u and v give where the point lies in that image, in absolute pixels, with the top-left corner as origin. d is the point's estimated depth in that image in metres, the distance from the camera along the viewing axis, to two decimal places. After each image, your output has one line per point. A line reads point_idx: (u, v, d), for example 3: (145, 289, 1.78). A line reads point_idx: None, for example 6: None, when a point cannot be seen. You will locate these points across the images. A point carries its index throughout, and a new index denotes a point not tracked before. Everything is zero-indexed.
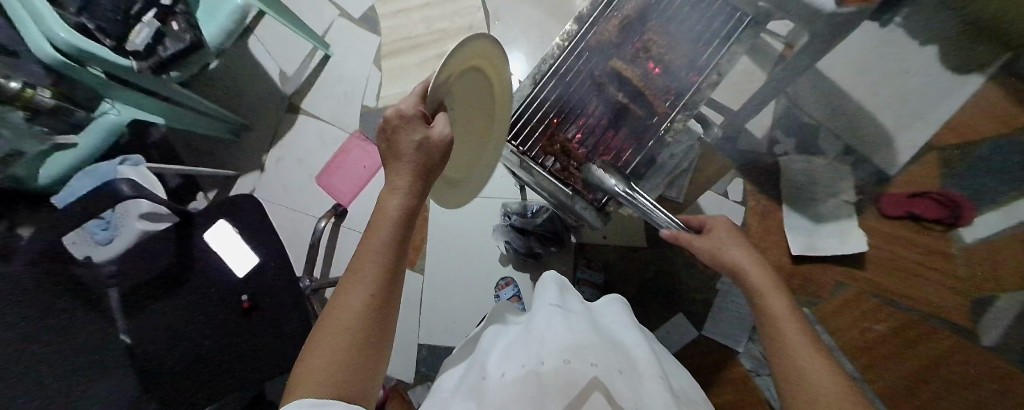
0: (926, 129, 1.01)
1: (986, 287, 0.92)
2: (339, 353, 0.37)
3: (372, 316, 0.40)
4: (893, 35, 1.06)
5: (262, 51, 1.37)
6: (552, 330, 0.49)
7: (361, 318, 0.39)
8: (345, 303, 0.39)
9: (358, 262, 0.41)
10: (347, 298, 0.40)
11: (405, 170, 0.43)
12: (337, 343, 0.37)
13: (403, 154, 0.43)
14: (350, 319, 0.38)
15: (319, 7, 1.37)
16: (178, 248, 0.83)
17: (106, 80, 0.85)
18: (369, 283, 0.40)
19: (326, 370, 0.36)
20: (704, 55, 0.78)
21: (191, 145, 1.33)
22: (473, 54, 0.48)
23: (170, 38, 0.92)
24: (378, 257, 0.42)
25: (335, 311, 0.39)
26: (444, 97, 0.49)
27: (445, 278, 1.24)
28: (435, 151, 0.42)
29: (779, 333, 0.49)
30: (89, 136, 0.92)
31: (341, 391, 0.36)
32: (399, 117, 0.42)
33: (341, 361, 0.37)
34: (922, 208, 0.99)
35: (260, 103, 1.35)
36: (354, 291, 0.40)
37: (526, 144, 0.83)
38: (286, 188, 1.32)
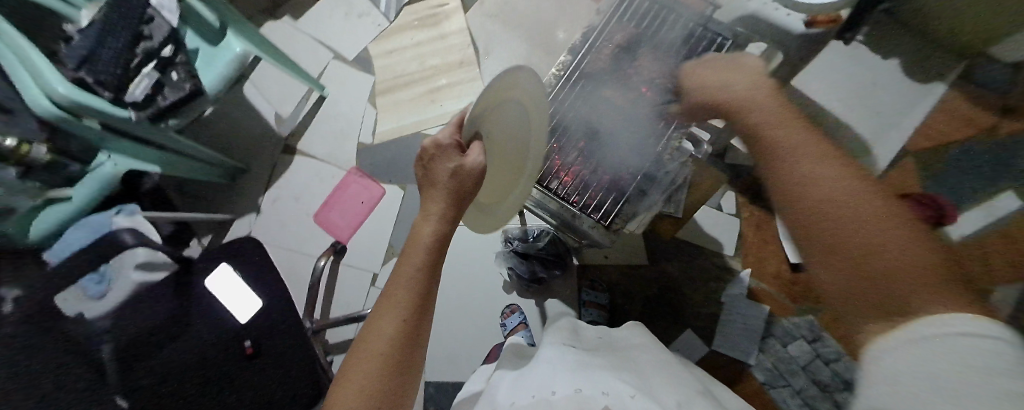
0: (901, 136, 1.15)
1: None
2: (373, 375, 0.40)
3: (403, 341, 0.41)
4: (858, 51, 1.21)
5: (258, 95, 1.39)
6: (561, 362, 0.50)
7: (394, 343, 0.41)
8: (381, 324, 0.42)
9: (392, 286, 0.44)
10: (380, 324, 0.42)
11: (439, 196, 0.46)
12: (368, 366, 0.40)
13: (438, 179, 0.46)
14: (387, 339, 0.41)
15: (312, 50, 1.40)
16: (176, 292, 0.83)
17: (103, 132, 0.87)
18: (400, 309, 0.42)
19: (361, 389, 0.39)
20: None
21: (184, 191, 1.33)
22: (507, 86, 0.53)
23: (170, 87, 0.94)
24: (409, 282, 0.44)
25: (369, 335, 0.42)
26: (478, 129, 0.55)
27: (449, 310, 1.22)
28: (467, 178, 0.45)
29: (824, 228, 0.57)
30: (83, 188, 0.93)
31: None
32: (436, 146, 0.47)
33: (375, 382, 0.39)
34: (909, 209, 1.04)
35: (258, 146, 1.36)
36: (386, 317, 0.42)
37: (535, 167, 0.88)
38: (283, 229, 1.30)
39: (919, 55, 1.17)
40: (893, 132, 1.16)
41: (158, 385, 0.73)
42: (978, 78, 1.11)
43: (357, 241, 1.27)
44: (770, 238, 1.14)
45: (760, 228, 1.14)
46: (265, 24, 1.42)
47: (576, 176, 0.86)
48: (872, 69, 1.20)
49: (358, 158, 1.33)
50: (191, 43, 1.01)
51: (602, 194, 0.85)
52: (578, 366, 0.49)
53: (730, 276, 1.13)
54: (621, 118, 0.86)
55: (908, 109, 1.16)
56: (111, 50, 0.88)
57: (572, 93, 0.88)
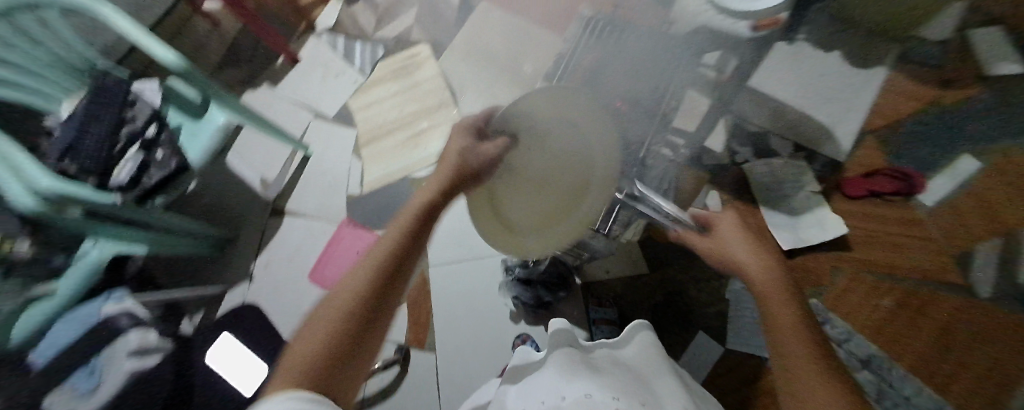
0: (858, 116, 1.22)
1: (966, 241, 1.04)
2: (337, 318, 0.44)
3: (371, 292, 0.47)
4: (802, 48, 1.32)
5: (241, 162, 1.40)
6: (569, 371, 0.50)
7: (361, 290, 0.47)
8: (359, 272, 0.49)
9: (372, 251, 0.52)
10: (356, 277, 0.49)
11: (445, 171, 0.63)
12: (337, 309, 0.45)
13: (448, 158, 0.65)
14: (363, 280, 0.48)
15: (292, 113, 1.43)
16: (176, 373, 0.88)
17: (88, 220, 0.85)
18: (373, 264, 0.49)
19: (325, 323, 0.43)
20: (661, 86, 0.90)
21: (172, 268, 1.30)
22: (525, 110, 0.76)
23: (155, 166, 0.96)
24: (386, 245, 0.52)
25: (343, 288, 0.48)
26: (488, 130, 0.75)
27: (456, 352, 1.17)
28: (477, 158, 0.64)
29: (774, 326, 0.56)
30: (70, 278, 0.91)
31: (329, 345, 0.41)
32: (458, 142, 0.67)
33: (339, 319, 0.43)
34: (879, 185, 1.13)
35: (245, 212, 1.36)
36: (361, 272, 0.49)
37: None
38: (276, 292, 1.26)
39: (859, 43, 1.28)
40: (850, 113, 1.23)
41: None
42: (916, 57, 1.22)
43: None
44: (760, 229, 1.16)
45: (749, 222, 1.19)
46: (245, 94, 1.46)
47: None
48: (819, 61, 1.30)
49: (348, 209, 1.33)
50: (174, 121, 1.03)
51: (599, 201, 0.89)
52: (587, 374, 0.49)
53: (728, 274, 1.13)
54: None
55: (860, 92, 1.25)
56: (95, 138, 0.89)
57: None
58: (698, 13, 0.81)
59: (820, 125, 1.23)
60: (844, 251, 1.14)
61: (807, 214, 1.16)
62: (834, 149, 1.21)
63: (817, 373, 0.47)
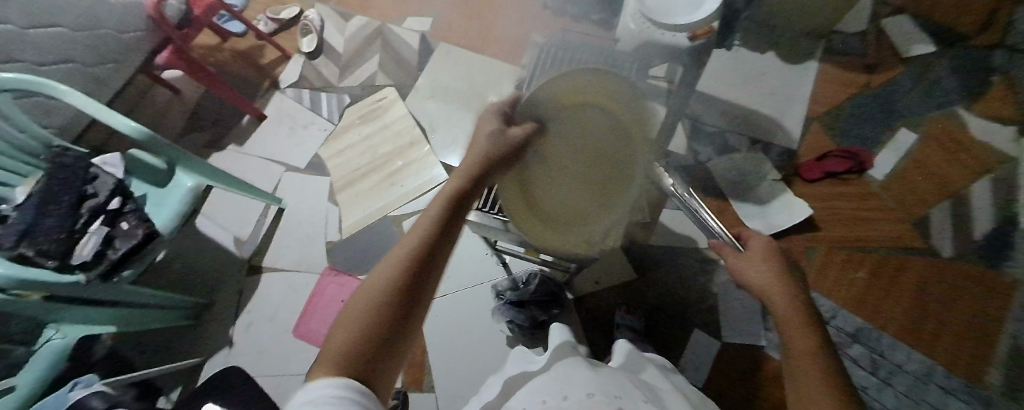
0: (801, 107, 1.32)
1: (919, 208, 1.15)
2: (371, 302, 0.36)
3: (411, 267, 0.39)
4: (739, 51, 1.44)
5: (214, 225, 1.37)
6: (575, 370, 0.51)
7: (399, 268, 0.39)
8: (405, 244, 0.42)
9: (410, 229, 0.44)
10: (391, 255, 0.41)
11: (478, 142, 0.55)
12: (370, 293, 0.38)
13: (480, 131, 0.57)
14: (407, 253, 0.40)
15: (264, 167, 1.42)
16: None
17: (54, 306, 0.82)
18: (410, 241, 0.42)
19: (358, 311, 0.36)
20: None
21: (144, 344, 1.22)
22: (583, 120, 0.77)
23: (120, 238, 0.91)
24: (427, 220, 0.45)
25: (379, 267, 0.41)
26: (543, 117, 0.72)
27: (456, 388, 1.12)
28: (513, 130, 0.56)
29: (794, 369, 0.45)
30: (29, 370, 0.84)
31: (363, 335, 0.34)
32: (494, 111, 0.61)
33: (374, 304, 0.36)
34: (832, 166, 1.21)
35: (221, 275, 1.31)
36: (397, 249, 0.42)
37: (500, 207, 0.88)
38: (260, 354, 1.20)
39: (788, 43, 1.41)
40: (792, 105, 1.33)
41: None
42: (841, 49, 1.37)
43: None
44: (733, 221, 1.21)
45: (722, 215, 1.22)
46: (209, 156, 1.44)
47: None
48: (757, 61, 1.41)
49: (329, 257, 1.31)
50: (138, 190, 1.02)
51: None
52: (592, 374, 0.49)
53: (713, 268, 1.17)
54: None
55: (798, 85, 1.35)
56: (54, 218, 0.87)
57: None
58: (636, 32, 0.89)
59: (770, 117, 1.32)
60: (813, 231, 1.17)
61: (774, 201, 1.20)
62: (786, 139, 1.29)
63: (825, 390, 0.41)
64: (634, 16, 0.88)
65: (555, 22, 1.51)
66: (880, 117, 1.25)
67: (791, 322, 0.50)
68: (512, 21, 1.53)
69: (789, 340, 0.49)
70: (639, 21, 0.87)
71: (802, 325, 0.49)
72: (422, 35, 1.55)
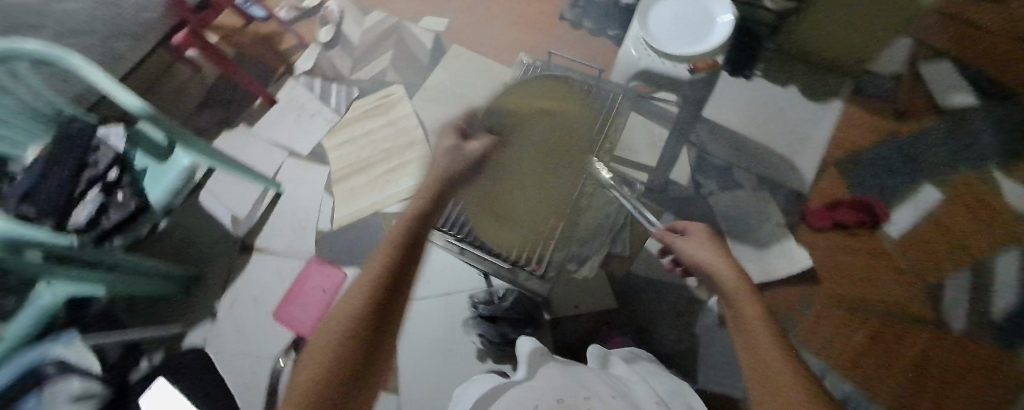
0: (817, 150, 1.28)
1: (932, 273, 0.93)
2: (341, 327, 0.41)
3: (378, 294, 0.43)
4: (759, 83, 1.38)
5: (214, 200, 1.41)
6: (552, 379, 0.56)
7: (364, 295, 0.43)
8: (366, 273, 0.46)
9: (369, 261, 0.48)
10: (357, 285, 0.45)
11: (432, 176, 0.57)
12: (338, 324, 0.42)
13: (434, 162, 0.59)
14: (370, 282, 0.44)
15: (268, 151, 1.46)
16: None
17: (48, 263, 0.86)
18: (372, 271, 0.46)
19: (330, 338, 0.40)
20: None
21: (136, 307, 1.26)
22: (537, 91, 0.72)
23: (114, 208, 1.00)
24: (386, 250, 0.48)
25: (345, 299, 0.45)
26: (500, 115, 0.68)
27: (421, 392, 1.11)
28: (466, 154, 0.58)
29: (750, 337, 0.58)
30: (18, 324, 0.89)
31: (333, 358, 0.39)
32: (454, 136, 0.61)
33: (341, 330, 0.41)
34: (844, 216, 1.14)
35: (216, 250, 1.35)
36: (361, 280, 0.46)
37: (458, 228, 0.82)
38: (240, 333, 1.23)
39: (815, 79, 1.35)
40: (810, 146, 1.29)
41: None
42: (870, 90, 1.28)
43: None
44: None
45: None
46: (219, 135, 1.49)
47: None
48: (778, 97, 1.36)
49: (316, 247, 1.33)
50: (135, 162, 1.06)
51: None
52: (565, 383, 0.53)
53: (699, 307, 1.12)
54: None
55: (816, 127, 1.31)
56: (56, 181, 0.89)
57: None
58: (637, 58, 0.85)
59: (784, 158, 1.28)
60: (814, 284, 1.13)
61: (775, 246, 1.19)
62: (797, 181, 1.26)
63: (774, 345, 0.54)
64: (636, 42, 0.84)
65: (571, 36, 1.50)
66: (903, 168, 1.13)
67: (743, 299, 0.64)
68: (529, 32, 1.53)
69: (745, 318, 0.61)
70: (642, 47, 0.83)
71: (750, 303, 0.62)
72: (436, 36, 1.56)
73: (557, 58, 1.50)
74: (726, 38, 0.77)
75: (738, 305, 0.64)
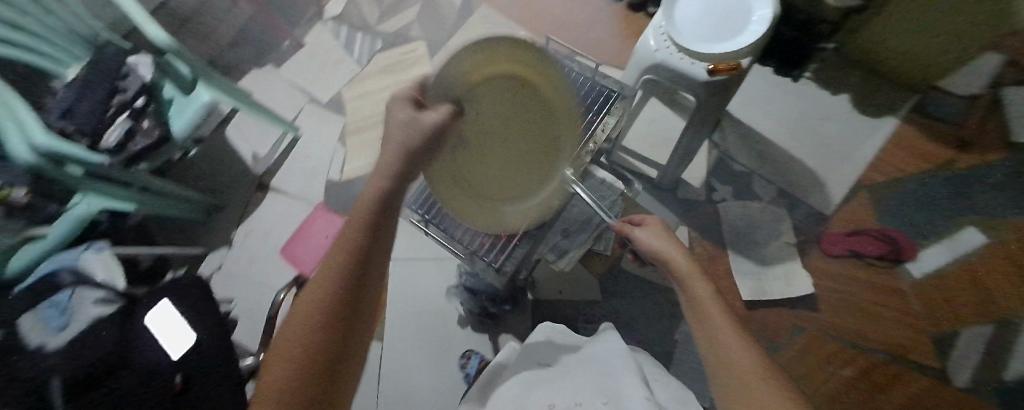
0: (854, 167, 1.16)
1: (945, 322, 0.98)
2: (309, 342, 0.35)
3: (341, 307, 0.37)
4: (806, 86, 1.25)
5: (239, 137, 1.49)
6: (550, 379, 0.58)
7: (334, 303, 0.37)
8: (323, 282, 0.38)
9: (322, 270, 0.39)
10: (310, 295, 0.38)
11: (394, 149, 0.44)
12: (303, 335, 0.35)
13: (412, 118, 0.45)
14: (328, 295, 0.37)
15: (290, 94, 1.49)
16: (121, 329, 0.82)
17: (84, 178, 0.95)
18: (335, 277, 0.38)
19: (294, 354, 0.34)
20: (584, 126, 0.87)
21: (164, 225, 1.38)
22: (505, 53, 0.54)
23: (140, 135, 1.07)
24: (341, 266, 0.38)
25: (299, 315, 0.36)
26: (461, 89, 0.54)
27: (402, 345, 1.18)
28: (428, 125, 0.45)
29: (714, 337, 0.52)
30: (58, 226, 1.01)
31: (296, 382, 0.33)
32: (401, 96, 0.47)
33: (312, 347, 0.35)
34: (863, 245, 1.07)
35: (236, 183, 1.44)
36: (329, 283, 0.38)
37: (429, 210, 0.90)
38: (250, 263, 1.34)
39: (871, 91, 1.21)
40: (844, 165, 1.17)
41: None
42: (934, 110, 1.14)
43: None
44: (724, 274, 1.10)
45: (714, 264, 1.11)
46: (246, 72, 1.52)
47: None
48: (824, 104, 1.23)
49: (325, 195, 1.39)
50: None
51: None
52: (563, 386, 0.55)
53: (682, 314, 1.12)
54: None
55: (858, 144, 1.18)
56: (90, 102, 0.97)
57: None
58: (653, 50, 0.81)
59: (813, 173, 1.18)
60: (812, 312, 1.04)
61: (777, 265, 1.09)
62: (822, 200, 1.14)
63: (746, 350, 0.48)
64: (657, 33, 0.79)
65: (602, 18, 1.45)
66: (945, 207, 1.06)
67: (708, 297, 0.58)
68: (559, 10, 1.48)
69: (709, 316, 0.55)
70: (662, 40, 0.78)
71: (714, 303, 0.57)
72: None
73: (584, 35, 1.44)
74: (755, 41, 0.68)
75: (688, 286, 0.63)
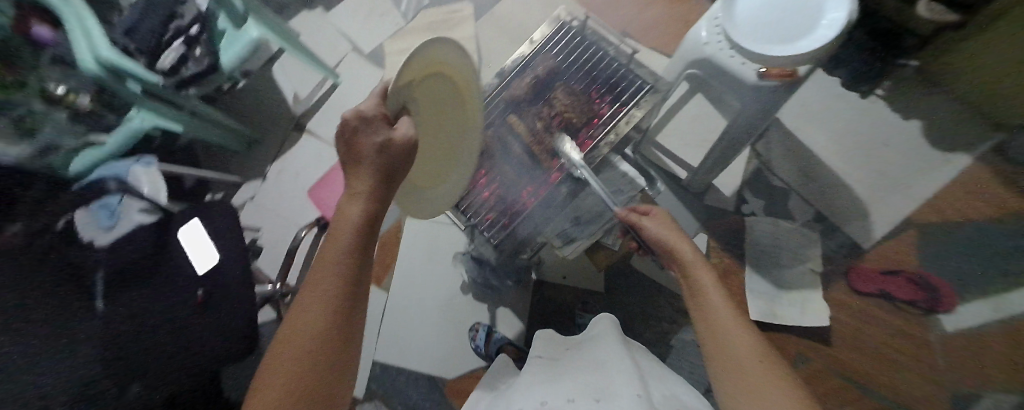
0: (909, 204, 1.06)
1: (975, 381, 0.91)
2: (303, 356, 0.39)
3: (335, 325, 0.41)
4: (874, 106, 1.14)
5: (283, 76, 1.54)
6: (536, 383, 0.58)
7: (326, 324, 0.40)
8: (311, 306, 0.41)
9: (309, 296, 0.42)
10: (305, 318, 0.40)
11: (366, 175, 0.45)
12: (296, 353, 0.39)
13: (363, 156, 0.45)
14: (319, 318, 0.40)
15: (334, 40, 1.52)
16: (155, 241, 0.91)
17: (141, 94, 1.02)
18: (324, 303, 0.41)
19: (293, 363, 0.38)
20: (608, 115, 0.83)
21: (209, 150, 1.48)
22: (430, 60, 0.51)
23: (193, 61, 1.12)
24: (329, 289, 0.42)
25: (293, 329, 0.40)
26: (404, 103, 0.54)
27: (405, 299, 1.24)
28: (397, 155, 0.45)
29: (713, 321, 0.55)
30: (115, 136, 1.09)
31: (300, 386, 0.38)
32: (360, 119, 0.45)
33: (311, 355, 0.39)
34: (896, 288, 1.00)
35: (275, 120, 1.50)
36: (313, 310, 0.41)
37: None
38: (280, 198, 1.42)
39: (948, 122, 1.10)
40: (895, 198, 1.07)
41: (128, 306, 0.82)
42: (1015, 154, 1.04)
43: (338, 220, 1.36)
44: (736, 290, 1.06)
45: (727, 278, 1.07)
46: (297, 13, 1.55)
47: (492, 193, 0.86)
48: (890, 128, 1.12)
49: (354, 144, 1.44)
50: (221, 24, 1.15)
51: (531, 198, 0.83)
52: (555, 386, 0.55)
53: (684, 321, 1.10)
54: (520, 150, 0.86)
55: (916, 179, 1.07)
56: (151, 23, 1.04)
57: (485, 112, 0.88)
58: (702, 44, 0.75)
59: (858, 201, 1.09)
60: (819, 342, 0.99)
61: (795, 291, 1.03)
62: (861, 231, 1.06)
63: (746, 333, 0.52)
64: (711, 25, 0.74)
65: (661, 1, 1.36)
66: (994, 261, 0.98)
67: (708, 281, 0.61)
68: None
69: (709, 305, 0.58)
70: (715, 33, 0.73)
71: (715, 287, 0.60)
72: None
73: (638, 17, 1.36)
74: (818, 48, 0.61)
75: (693, 275, 0.63)
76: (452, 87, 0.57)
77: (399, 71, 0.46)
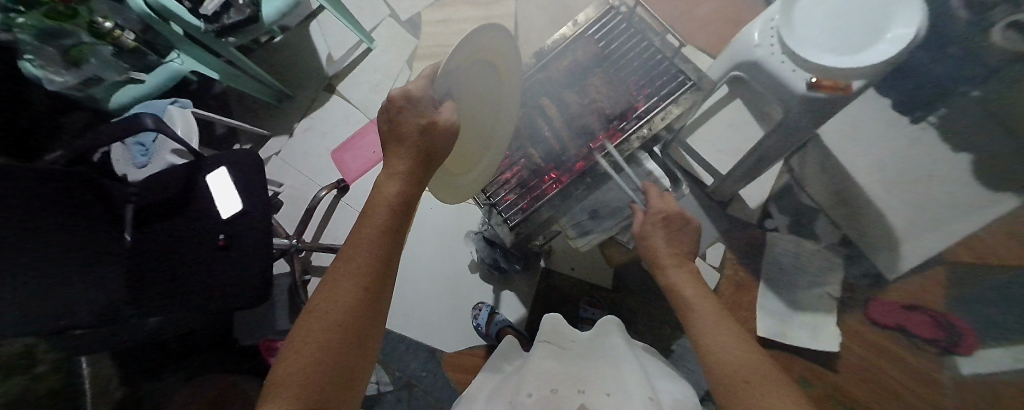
0: None
1: None
2: (330, 330, 0.38)
3: (364, 302, 0.41)
4: None
5: (320, 35, 1.54)
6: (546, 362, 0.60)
7: (356, 300, 0.40)
8: (341, 281, 0.41)
9: (340, 271, 0.42)
10: (336, 293, 0.40)
11: (405, 155, 0.45)
12: (324, 327, 0.38)
13: (405, 136, 0.45)
14: (348, 293, 0.40)
15: (374, 4, 1.51)
16: (185, 181, 0.95)
17: (182, 37, 1.04)
18: (356, 278, 0.41)
19: (319, 336, 0.38)
20: (644, 108, 0.82)
21: (241, 101, 1.51)
22: (482, 43, 0.49)
23: (234, 10, 1.09)
24: (361, 266, 0.42)
25: (322, 301, 0.40)
26: (449, 90, 0.51)
27: (415, 269, 1.26)
28: (438, 137, 0.45)
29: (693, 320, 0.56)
30: (155, 76, 1.14)
31: (325, 360, 0.37)
32: (405, 98, 0.44)
33: (338, 330, 0.38)
34: (916, 324, 0.84)
35: (307, 78, 1.52)
36: (344, 285, 0.41)
37: None
38: (306, 155, 1.45)
39: None
40: None
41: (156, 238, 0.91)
42: None
43: (358, 184, 1.38)
44: None
45: None
46: None
47: (516, 175, 0.87)
48: None
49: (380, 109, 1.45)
50: None
51: (555, 184, 0.83)
52: (565, 372, 0.57)
53: None
54: (549, 132, 0.84)
55: None
56: None
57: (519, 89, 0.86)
58: (754, 45, 0.72)
59: None
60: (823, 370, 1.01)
61: None
62: None
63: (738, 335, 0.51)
64: (765, 26, 0.70)
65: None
66: None
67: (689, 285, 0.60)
68: None
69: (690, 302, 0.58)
70: (768, 35, 0.69)
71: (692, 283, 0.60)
72: None
73: (687, 13, 1.31)
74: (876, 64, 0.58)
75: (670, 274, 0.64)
76: (490, 71, 0.57)
77: (456, 49, 0.43)
